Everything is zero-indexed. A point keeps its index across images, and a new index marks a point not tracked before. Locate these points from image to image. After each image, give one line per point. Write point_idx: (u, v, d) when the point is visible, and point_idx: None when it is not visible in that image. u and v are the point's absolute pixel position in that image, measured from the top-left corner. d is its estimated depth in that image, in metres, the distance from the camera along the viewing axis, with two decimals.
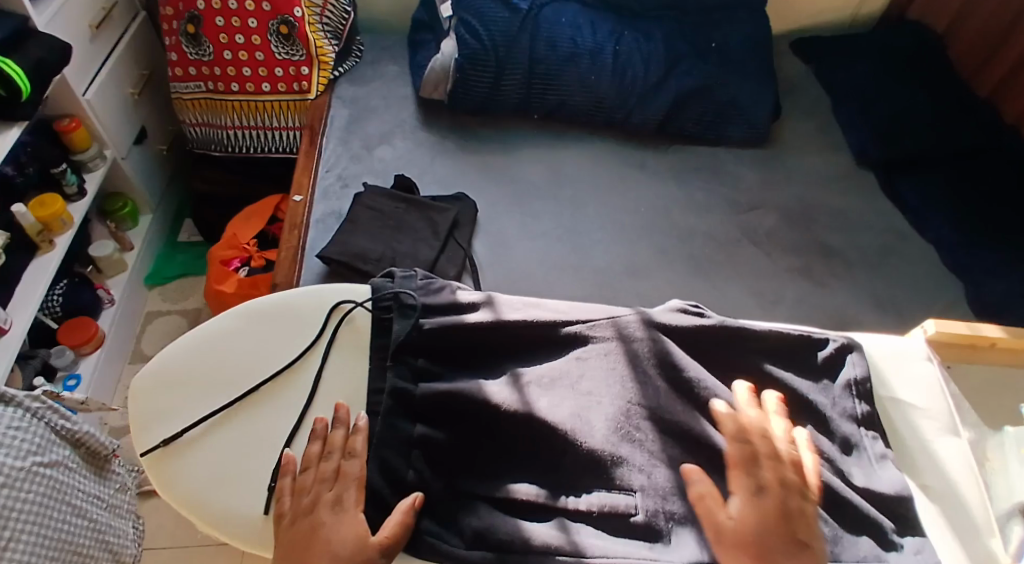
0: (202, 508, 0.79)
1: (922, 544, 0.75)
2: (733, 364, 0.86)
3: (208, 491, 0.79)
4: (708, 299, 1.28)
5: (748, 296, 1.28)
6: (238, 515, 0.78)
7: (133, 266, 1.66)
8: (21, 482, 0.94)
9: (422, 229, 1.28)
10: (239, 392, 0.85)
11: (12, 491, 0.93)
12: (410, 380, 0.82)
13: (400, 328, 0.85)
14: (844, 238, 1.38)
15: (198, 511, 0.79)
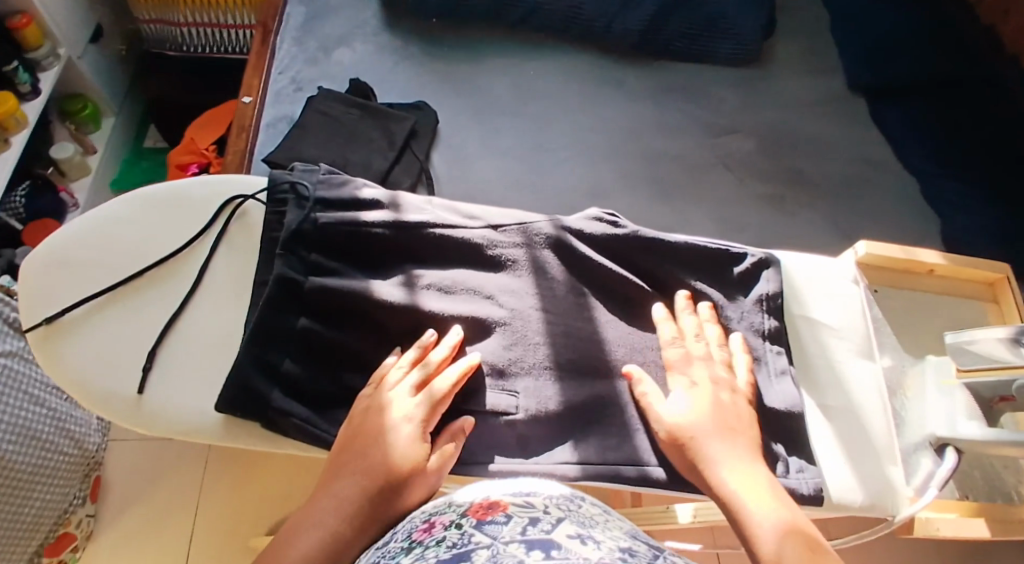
0: (86, 387, 0.73)
1: (803, 464, 0.72)
2: (647, 274, 0.80)
3: (92, 372, 0.73)
4: (671, 224, 1.23)
5: (712, 223, 1.23)
6: (121, 398, 0.73)
7: (98, 170, 1.62)
8: None
9: (376, 138, 1.23)
10: (126, 275, 0.78)
11: None
12: (301, 272, 0.74)
13: (293, 217, 0.75)
14: (823, 166, 1.30)
15: (81, 390, 0.73)
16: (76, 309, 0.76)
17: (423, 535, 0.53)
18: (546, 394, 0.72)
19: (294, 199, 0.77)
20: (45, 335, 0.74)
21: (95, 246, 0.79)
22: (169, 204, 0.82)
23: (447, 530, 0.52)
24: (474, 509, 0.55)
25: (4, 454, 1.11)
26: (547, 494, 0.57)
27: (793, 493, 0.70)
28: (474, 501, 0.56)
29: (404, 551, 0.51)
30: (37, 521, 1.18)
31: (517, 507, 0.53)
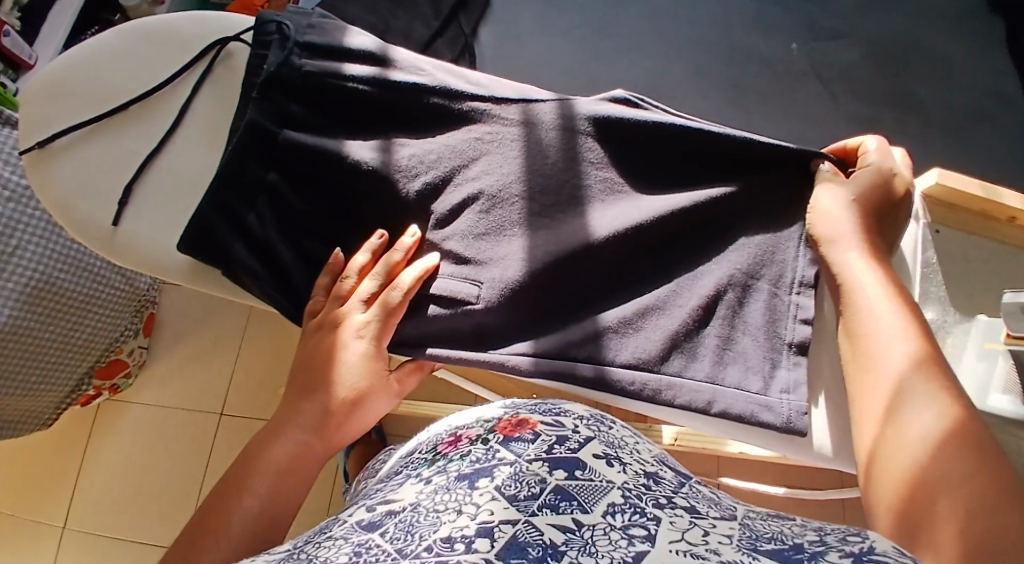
0: (68, 215, 0.70)
1: (793, 384, 0.61)
2: (663, 168, 0.69)
3: (74, 200, 0.70)
4: None
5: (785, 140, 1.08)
6: (101, 230, 0.70)
7: None
8: (26, 199, 1.14)
9: (425, 5, 1.16)
10: (111, 105, 0.73)
11: (18, 205, 1.12)
12: (274, 122, 0.67)
13: (270, 61, 0.68)
14: (935, 92, 1.06)
15: (63, 219, 0.70)
16: (64, 136, 0.71)
17: (449, 448, 0.56)
18: (512, 286, 0.65)
19: (280, 39, 0.69)
20: (34, 159, 0.71)
21: (82, 69, 0.73)
22: (160, 32, 0.75)
23: (473, 447, 0.54)
24: (504, 426, 0.56)
25: (53, 277, 1.17)
26: (576, 412, 0.56)
27: (773, 416, 0.60)
28: (506, 415, 0.58)
29: (428, 463, 0.55)
30: (88, 344, 1.27)
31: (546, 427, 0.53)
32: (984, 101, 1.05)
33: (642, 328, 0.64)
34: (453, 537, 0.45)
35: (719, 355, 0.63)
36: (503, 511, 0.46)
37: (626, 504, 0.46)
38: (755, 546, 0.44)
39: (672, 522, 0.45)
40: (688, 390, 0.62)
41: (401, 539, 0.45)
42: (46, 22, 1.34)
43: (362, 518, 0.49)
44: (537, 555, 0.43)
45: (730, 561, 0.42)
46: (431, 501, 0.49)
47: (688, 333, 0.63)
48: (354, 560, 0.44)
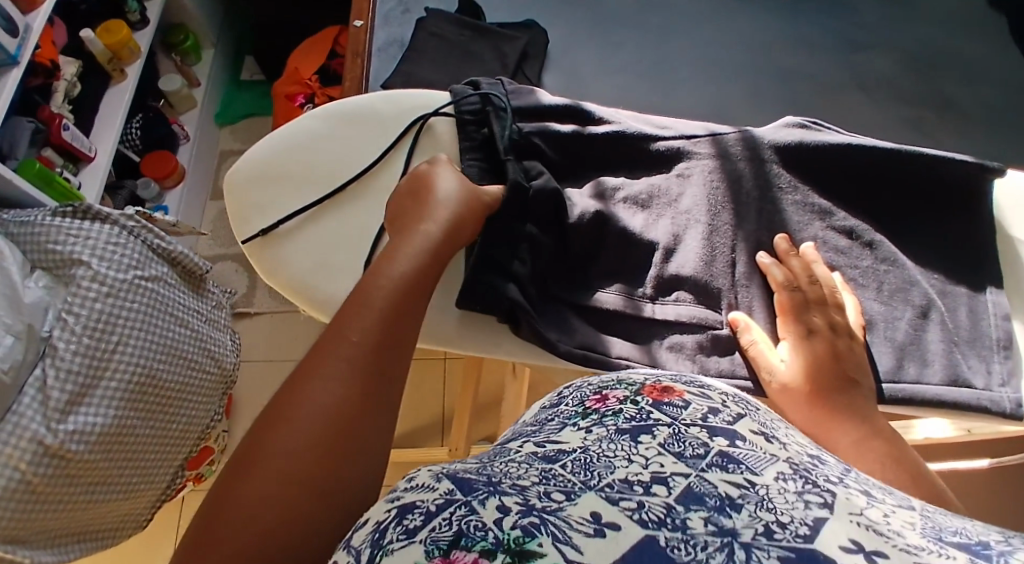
0: (308, 295, 0.74)
1: (1007, 376, 0.70)
2: (842, 186, 0.77)
3: (312, 283, 0.74)
4: None
5: None
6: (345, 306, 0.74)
7: (202, 102, 1.79)
8: (124, 292, 1.09)
9: (491, 60, 1.21)
10: (329, 189, 0.77)
11: (116, 298, 1.08)
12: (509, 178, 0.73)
13: (495, 126, 0.73)
14: (967, 89, 1.27)
15: (304, 299, 0.74)
16: (290, 220, 0.76)
17: (598, 404, 0.53)
18: (750, 306, 0.72)
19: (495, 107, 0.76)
20: (259, 245, 0.75)
21: (297, 155, 0.78)
22: (362, 115, 0.81)
23: (623, 405, 0.52)
24: (649, 391, 0.53)
25: (154, 370, 1.10)
26: (720, 389, 0.56)
27: (999, 408, 0.69)
28: (647, 381, 0.56)
29: (580, 415, 0.52)
30: (186, 430, 1.19)
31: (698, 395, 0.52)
32: (1010, 86, 1.27)
33: (875, 340, 0.71)
34: (631, 480, 0.44)
35: (947, 359, 0.71)
36: (673, 464, 0.45)
37: (796, 474, 0.44)
38: (940, 535, 0.42)
39: (850, 497, 0.43)
40: (933, 392, 0.69)
41: (582, 474, 0.45)
42: (97, 113, 1.48)
43: (535, 450, 0.49)
44: (715, 504, 0.41)
45: (919, 544, 0.40)
46: (600, 447, 0.47)
47: (915, 340, 0.72)
48: (544, 482, 0.44)
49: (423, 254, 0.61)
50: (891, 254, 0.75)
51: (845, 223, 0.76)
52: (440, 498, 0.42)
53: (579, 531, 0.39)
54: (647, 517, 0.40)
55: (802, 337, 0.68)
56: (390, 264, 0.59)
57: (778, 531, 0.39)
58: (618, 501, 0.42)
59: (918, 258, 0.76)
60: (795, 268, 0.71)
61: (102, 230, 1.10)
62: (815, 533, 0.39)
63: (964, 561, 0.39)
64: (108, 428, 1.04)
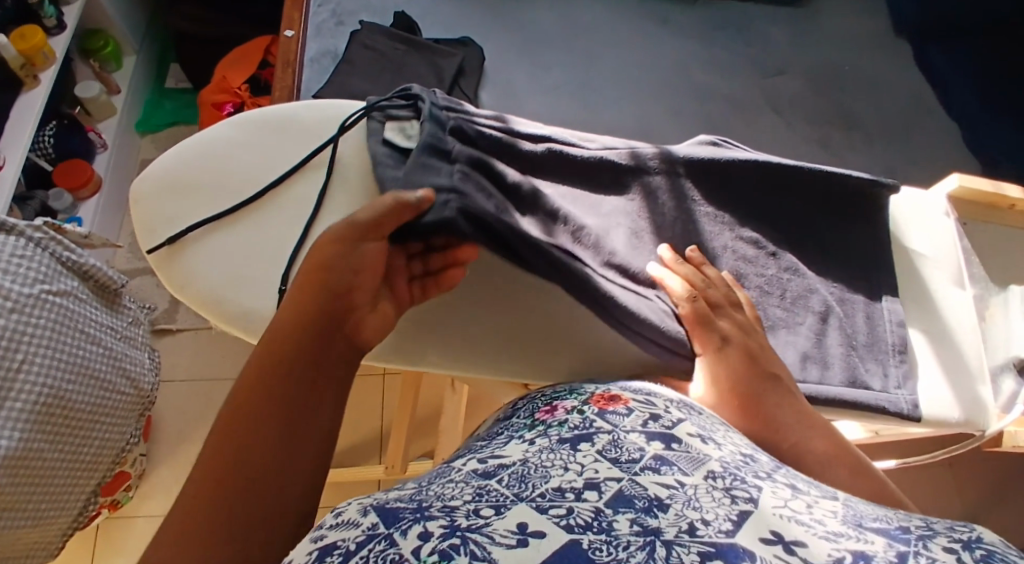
0: (217, 309, 0.72)
1: (903, 379, 0.76)
2: (753, 200, 0.81)
3: (226, 293, 0.72)
4: None
5: None
6: (263, 316, 0.71)
7: (122, 110, 1.73)
8: (30, 307, 1.02)
9: (426, 74, 1.22)
10: (242, 200, 0.75)
11: (22, 315, 1.01)
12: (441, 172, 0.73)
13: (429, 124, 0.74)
14: (869, 109, 1.35)
15: (213, 311, 0.72)
16: (199, 232, 0.74)
17: (547, 415, 0.57)
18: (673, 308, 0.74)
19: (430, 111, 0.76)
20: (171, 257, 0.73)
21: (211, 167, 0.77)
22: (283, 124, 0.80)
23: (569, 415, 0.56)
24: (597, 400, 0.58)
25: (65, 392, 1.05)
26: (666, 395, 0.60)
27: (895, 409, 0.74)
28: (596, 392, 0.60)
29: (528, 426, 0.56)
30: (95, 461, 1.15)
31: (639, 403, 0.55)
32: (907, 107, 1.36)
33: (779, 346, 0.75)
34: (564, 487, 0.45)
35: (847, 362, 0.75)
36: (608, 469, 0.47)
37: (725, 472, 0.47)
38: (861, 522, 0.44)
39: (775, 492, 0.46)
40: (833, 393, 0.73)
41: (516, 485, 0.45)
42: (8, 119, 1.40)
43: (476, 466, 0.50)
44: (643, 506, 0.43)
45: (838, 531, 0.43)
46: (539, 458, 0.49)
47: (816, 345, 0.76)
48: (476, 499, 0.44)
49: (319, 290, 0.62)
50: (795, 266, 0.80)
51: (756, 237, 0.80)
52: (363, 534, 0.41)
53: (501, 544, 0.40)
54: (575, 522, 0.41)
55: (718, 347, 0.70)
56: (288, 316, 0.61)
57: (701, 528, 0.42)
58: (548, 509, 0.42)
59: (825, 271, 0.81)
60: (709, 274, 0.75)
61: (6, 241, 1.03)
62: (737, 527, 0.42)
63: (880, 545, 0.41)
64: (15, 452, 0.98)
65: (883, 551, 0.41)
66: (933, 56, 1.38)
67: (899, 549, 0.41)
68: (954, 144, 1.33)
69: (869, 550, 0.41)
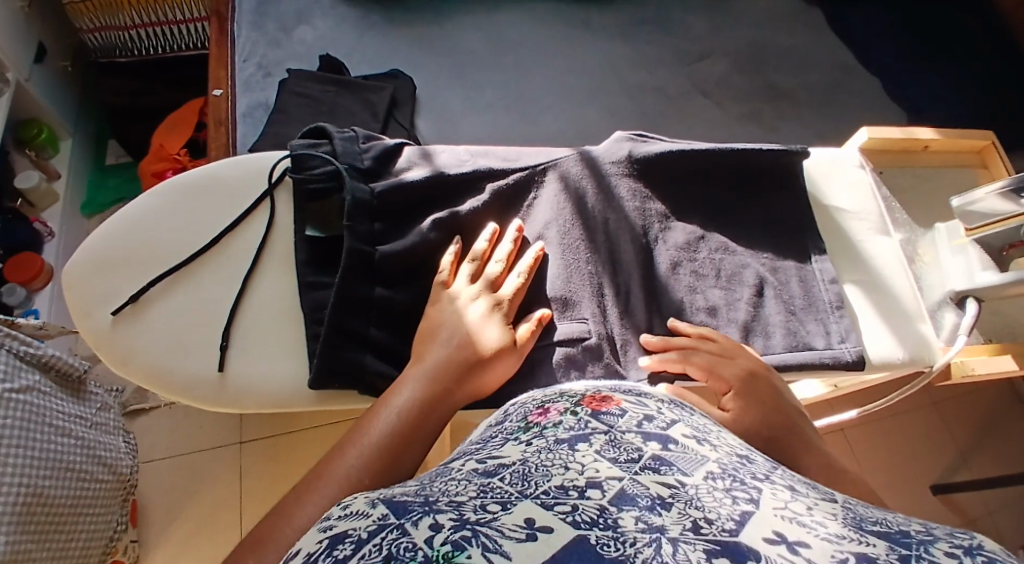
0: (164, 377, 0.74)
1: (846, 333, 0.78)
2: (676, 187, 0.84)
3: (171, 362, 0.74)
4: None
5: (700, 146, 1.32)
6: (209, 382, 0.75)
7: (65, 195, 1.73)
8: None
9: (360, 111, 1.23)
10: (175, 265, 0.77)
11: None
12: (366, 240, 0.76)
13: (355, 189, 0.77)
14: (793, 79, 1.39)
15: (160, 379, 0.74)
16: (135, 304, 0.75)
17: (540, 417, 0.56)
18: (609, 316, 0.77)
19: (350, 165, 0.78)
20: (110, 334, 0.74)
21: (135, 237, 0.78)
22: (203, 186, 0.81)
23: (564, 416, 0.54)
24: (589, 400, 0.57)
25: (43, 489, 1.04)
26: (657, 397, 0.59)
27: (840, 362, 0.77)
28: (588, 392, 0.60)
29: (524, 428, 0.55)
30: (87, 551, 1.14)
31: (633, 403, 0.55)
32: (832, 73, 1.40)
33: (719, 323, 0.78)
34: (566, 485, 0.45)
35: (789, 327, 0.78)
36: (608, 469, 0.47)
37: (724, 473, 0.47)
38: (862, 525, 0.44)
39: (774, 493, 0.46)
40: (777, 359, 0.76)
41: (520, 483, 0.45)
42: None
43: (475, 466, 0.50)
44: (647, 504, 0.44)
45: (840, 532, 0.43)
46: (539, 457, 0.49)
47: (755, 316, 0.79)
48: (482, 496, 0.44)
49: (419, 402, 0.64)
50: (725, 243, 0.83)
51: (684, 227, 0.83)
52: (373, 523, 0.42)
53: (510, 537, 0.40)
54: (581, 518, 0.42)
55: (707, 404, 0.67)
56: (388, 407, 0.63)
57: (705, 526, 0.42)
58: (553, 506, 0.43)
59: (758, 242, 0.84)
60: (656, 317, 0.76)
61: None
62: (740, 527, 0.42)
63: (882, 548, 0.41)
64: (5, 555, 0.98)
65: (885, 554, 0.41)
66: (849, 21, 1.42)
67: (901, 553, 0.41)
68: (882, 101, 1.38)
69: (871, 552, 0.41)
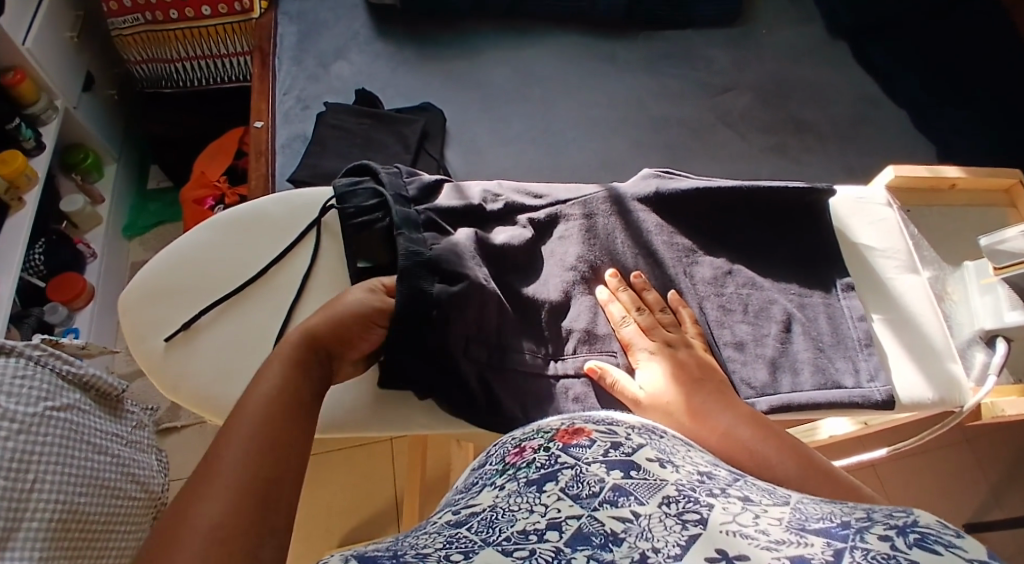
0: (210, 404, 0.77)
1: (875, 372, 0.79)
2: (701, 224, 0.86)
3: (215, 388, 0.77)
4: None
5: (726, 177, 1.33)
6: None
7: (108, 218, 1.78)
8: (36, 426, 0.97)
9: (393, 143, 1.26)
10: (223, 295, 0.80)
11: (27, 435, 0.95)
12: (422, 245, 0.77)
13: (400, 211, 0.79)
14: (817, 111, 1.40)
15: (206, 406, 0.77)
16: (186, 331, 0.79)
17: (515, 457, 0.59)
18: None
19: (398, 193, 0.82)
20: (160, 361, 0.78)
21: (188, 268, 0.81)
22: (252, 219, 0.85)
23: (536, 454, 0.58)
24: (562, 434, 0.60)
25: (79, 506, 0.97)
26: (627, 423, 0.62)
27: (869, 401, 0.77)
28: (561, 424, 0.62)
29: (499, 472, 0.59)
30: None
31: (600, 433, 0.58)
32: (858, 105, 1.41)
33: (746, 358, 0.78)
34: (528, 530, 0.50)
35: (816, 366, 0.79)
36: (569, 507, 0.51)
37: (681, 494, 0.51)
38: (804, 525, 0.48)
39: (725, 508, 0.49)
40: (806, 397, 0.77)
41: (484, 531, 0.51)
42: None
43: (450, 518, 0.55)
44: (600, 542, 0.48)
45: (780, 538, 0.46)
46: (506, 502, 0.54)
47: (782, 352, 0.79)
48: (447, 547, 0.50)
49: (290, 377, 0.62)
50: (755, 279, 0.84)
51: (711, 261, 0.84)
52: None
53: None
54: (536, 562, 0.47)
55: (715, 419, 0.66)
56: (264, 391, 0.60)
57: (653, 556, 0.46)
58: (512, 552, 0.48)
59: (786, 276, 0.85)
60: (650, 299, 0.78)
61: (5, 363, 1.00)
62: (685, 551, 0.46)
63: (818, 547, 0.45)
64: None
65: (821, 552, 0.44)
66: (875, 55, 1.43)
67: (836, 547, 0.45)
68: (909, 132, 1.38)
69: (807, 554, 0.44)
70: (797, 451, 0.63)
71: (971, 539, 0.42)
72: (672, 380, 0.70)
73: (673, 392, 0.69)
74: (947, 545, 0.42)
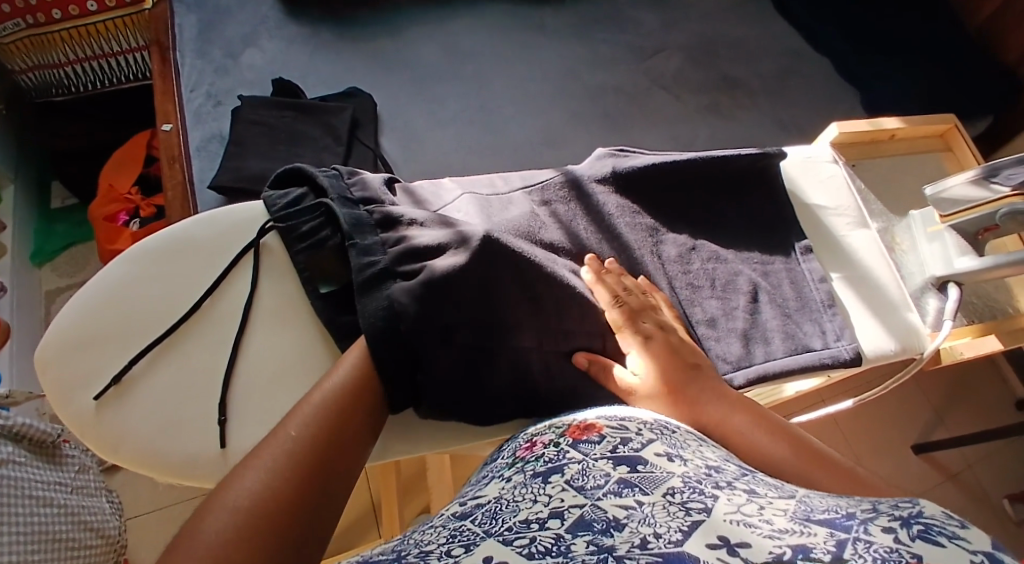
0: (158, 459, 0.71)
1: (840, 332, 0.80)
2: (658, 198, 0.85)
3: (160, 440, 0.71)
4: None
5: (666, 141, 1.33)
6: (208, 458, 0.71)
7: (13, 247, 1.65)
8: None
9: (321, 136, 1.19)
10: (156, 335, 0.74)
11: None
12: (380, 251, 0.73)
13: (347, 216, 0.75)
14: (746, 67, 1.40)
15: (154, 462, 0.71)
16: (120, 383, 0.72)
17: (526, 452, 0.59)
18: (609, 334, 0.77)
19: (341, 197, 0.77)
20: (94, 420, 0.71)
21: (112, 311, 0.75)
22: (178, 248, 0.79)
23: (546, 450, 0.58)
24: (573, 431, 0.60)
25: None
26: (640, 420, 0.61)
27: (839, 360, 0.78)
28: (573, 422, 0.62)
29: (508, 466, 0.59)
30: None
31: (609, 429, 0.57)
32: (785, 58, 1.42)
33: (719, 333, 0.78)
34: (530, 519, 0.49)
35: (784, 333, 0.79)
36: (572, 498, 0.50)
37: (686, 486, 0.50)
38: (809, 516, 0.47)
39: (729, 499, 0.48)
40: (780, 364, 0.77)
41: (487, 523, 0.50)
42: None
43: (456, 510, 0.54)
44: (602, 527, 0.47)
45: (784, 528, 0.45)
46: (512, 494, 0.53)
47: (751, 323, 0.79)
48: (450, 541, 0.48)
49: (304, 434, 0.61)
50: (718, 252, 0.83)
51: (673, 237, 0.83)
52: None
53: None
54: (535, 549, 0.46)
55: (702, 405, 0.66)
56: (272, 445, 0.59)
57: (653, 541, 0.45)
58: (512, 541, 0.47)
59: (746, 244, 0.85)
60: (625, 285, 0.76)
61: None
62: (686, 537, 0.45)
63: (821, 536, 0.44)
64: None
65: (823, 542, 0.43)
66: (795, 6, 1.45)
67: (839, 537, 0.43)
68: (835, 82, 1.40)
69: (809, 543, 0.43)
70: (794, 435, 0.63)
71: (974, 528, 0.42)
72: (654, 367, 0.69)
73: (656, 379, 0.68)
74: (951, 536, 0.41)
